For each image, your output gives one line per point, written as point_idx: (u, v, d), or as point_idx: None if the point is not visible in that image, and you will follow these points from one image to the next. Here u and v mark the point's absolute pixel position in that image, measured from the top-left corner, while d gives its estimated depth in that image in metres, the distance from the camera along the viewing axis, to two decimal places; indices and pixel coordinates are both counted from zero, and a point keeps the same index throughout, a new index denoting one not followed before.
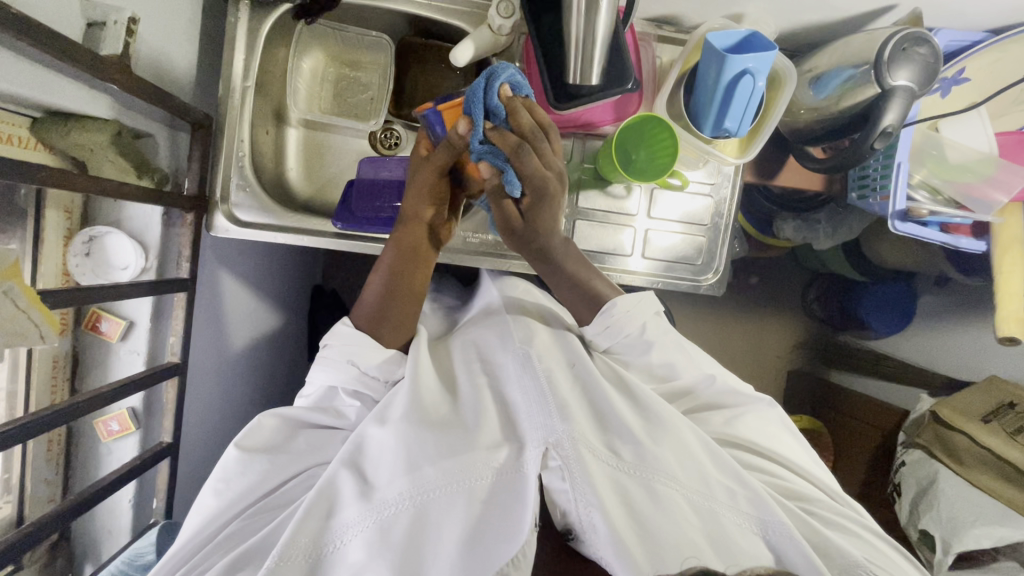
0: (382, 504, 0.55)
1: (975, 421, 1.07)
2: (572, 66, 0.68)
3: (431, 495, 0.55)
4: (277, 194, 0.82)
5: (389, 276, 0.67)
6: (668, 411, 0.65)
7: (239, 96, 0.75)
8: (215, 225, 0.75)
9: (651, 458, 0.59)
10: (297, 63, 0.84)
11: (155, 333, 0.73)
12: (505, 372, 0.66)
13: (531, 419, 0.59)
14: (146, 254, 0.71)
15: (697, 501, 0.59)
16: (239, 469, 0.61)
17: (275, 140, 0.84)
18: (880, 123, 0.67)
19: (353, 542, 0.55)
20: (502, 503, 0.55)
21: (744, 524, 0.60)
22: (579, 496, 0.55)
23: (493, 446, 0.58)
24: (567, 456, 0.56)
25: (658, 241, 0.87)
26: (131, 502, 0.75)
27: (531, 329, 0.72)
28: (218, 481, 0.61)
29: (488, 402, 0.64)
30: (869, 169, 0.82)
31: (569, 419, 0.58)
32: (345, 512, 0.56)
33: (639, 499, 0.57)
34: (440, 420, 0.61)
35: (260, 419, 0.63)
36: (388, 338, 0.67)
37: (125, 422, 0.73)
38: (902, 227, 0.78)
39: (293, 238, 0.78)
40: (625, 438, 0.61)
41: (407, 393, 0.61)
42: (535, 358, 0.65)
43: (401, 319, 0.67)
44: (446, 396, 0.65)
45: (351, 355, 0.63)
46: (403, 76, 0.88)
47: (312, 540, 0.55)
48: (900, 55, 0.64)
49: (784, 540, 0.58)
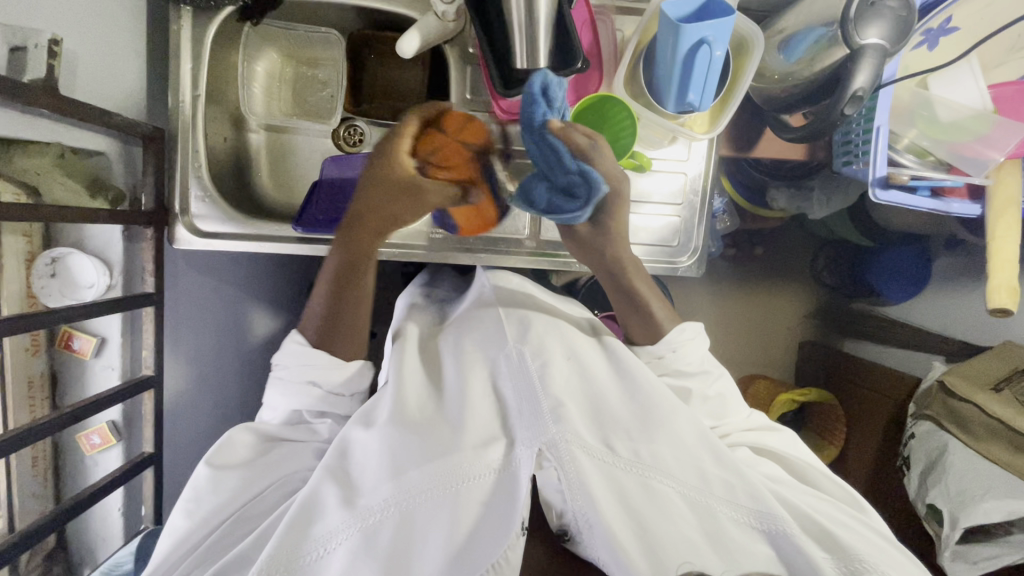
0: (367, 511, 0.56)
1: (985, 391, 1.03)
2: (518, 51, 0.65)
3: (415, 501, 0.56)
4: (241, 202, 0.82)
5: (332, 290, 0.65)
6: (661, 401, 0.62)
7: (190, 106, 0.74)
8: (177, 237, 0.75)
9: (645, 455, 0.59)
10: (251, 67, 0.83)
11: (128, 347, 0.74)
12: (496, 369, 0.66)
13: (522, 419, 0.60)
14: (110, 271, 0.71)
15: (691, 496, 0.59)
16: (211, 486, 0.62)
17: (237, 147, 0.83)
18: (848, 87, 0.61)
19: (337, 550, 0.55)
20: (500, 503, 0.57)
21: (740, 518, 0.59)
22: (573, 494, 0.57)
23: (482, 445, 0.59)
24: (561, 456, 0.56)
25: (633, 223, 0.84)
26: (120, 512, 0.77)
27: (524, 322, 0.69)
28: (189, 497, 0.62)
29: (476, 395, 0.64)
30: (852, 135, 0.77)
31: (561, 420, 0.57)
32: (329, 518, 0.57)
33: (635, 494, 0.58)
34: (424, 419, 0.62)
35: (230, 436, 0.64)
36: (343, 353, 0.66)
37: (106, 435, 0.74)
38: (884, 195, 0.71)
39: (255, 246, 0.78)
40: (619, 435, 0.60)
41: (391, 396, 0.64)
42: (528, 359, 0.64)
43: (352, 333, 0.67)
44: (434, 396, 0.66)
45: (309, 374, 0.64)
46: (360, 71, 0.86)
47: (292, 549, 0.55)
48: (868, 11, 0.59)
49: (780, 534, 0.58)
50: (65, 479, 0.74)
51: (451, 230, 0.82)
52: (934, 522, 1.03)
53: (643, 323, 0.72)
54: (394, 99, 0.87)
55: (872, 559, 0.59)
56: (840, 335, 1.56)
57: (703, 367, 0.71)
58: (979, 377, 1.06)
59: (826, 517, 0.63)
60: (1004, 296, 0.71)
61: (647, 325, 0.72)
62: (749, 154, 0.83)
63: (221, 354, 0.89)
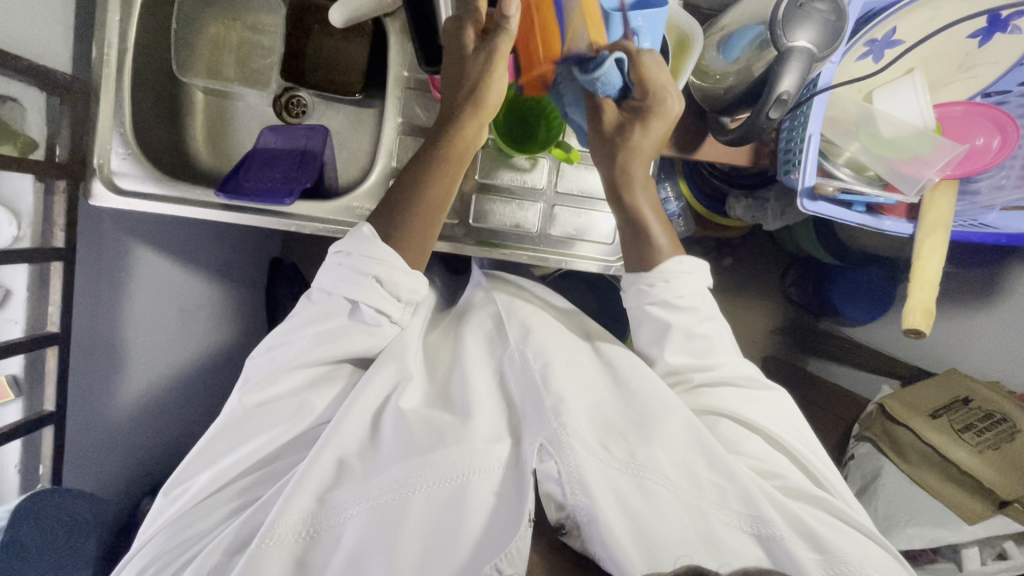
0: (378, 490, 0.57)
1: (921, 416, 1.02)
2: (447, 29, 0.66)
3: (420, 485, 0.57)
4: (170, 164, 0.80)
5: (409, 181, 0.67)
6: (656, 406, 0.66)
7: (115, 61, 0.72)
8: (93, 193, 0.73)
9: (642, 456, 0.60)
10: (190, 28, 0.82)
11: (35, 301, 0.72)
12: (501, 372, 0.71)
13: (529, 420, 0.62)
14: (19, 221, 0.68)
15: (686, 498, 0.59)
16: (239, 439, 0.64)
17: (170, 107, 0.82)
18: (774, 88, 0.59)
19: (349, 524, 0.57)
20: (508, 494, 0.58)
21: (732, 522, 0.58)
22: (571, 489, 0.56)
23: (491, 441, 0.61)
24: (562, 452, 0.57)
25: (566, 218, 0.82)
26: (15, 470, 0.74)
27: (527, 331, 0.73)
28: (224, 431, 0.63)
29: (475, 395, 0.66)
30: (794, 142, 0.75)
31: (562, 416, 0.60)
32: (343, 492, 0.59)
33: (632, 495, 0.57)
34: (429, 415, 0.64)
35: (270, 370, 0.63)
36: (408, 254, 0.65)
37: (5, 389, 0.72)
38: (811, 206, 0.68)
39: (174, 209, 0.76)
40: (617, 438, 0.62)
41: (400, 389, 0.66)
42: (531, 363, 0.68)
43: (417, 228, 0.65)
44: (437, 396, 0.68)
45: (373, 268, 0.62)
46: (305, 39, 0.84)
47: (298, 521, 0.57)
48: (797, 13, 0.57)
49: (772, 538, 0.57)
50: None
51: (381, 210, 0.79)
52: None
53: (638, 248, 0.70)
54: (336, 74, 0.84)
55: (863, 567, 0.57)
56: (804, 353, 1.55)
57: (696, 305, 0.69)
58: (920, 402, 1.05)
59: (815, 520, 0.62)
60: (916, 316, 0.72)
61: (634, 248, 0.71)
62: (693, 154, 0.80)
63: (166, 318, 0.90)
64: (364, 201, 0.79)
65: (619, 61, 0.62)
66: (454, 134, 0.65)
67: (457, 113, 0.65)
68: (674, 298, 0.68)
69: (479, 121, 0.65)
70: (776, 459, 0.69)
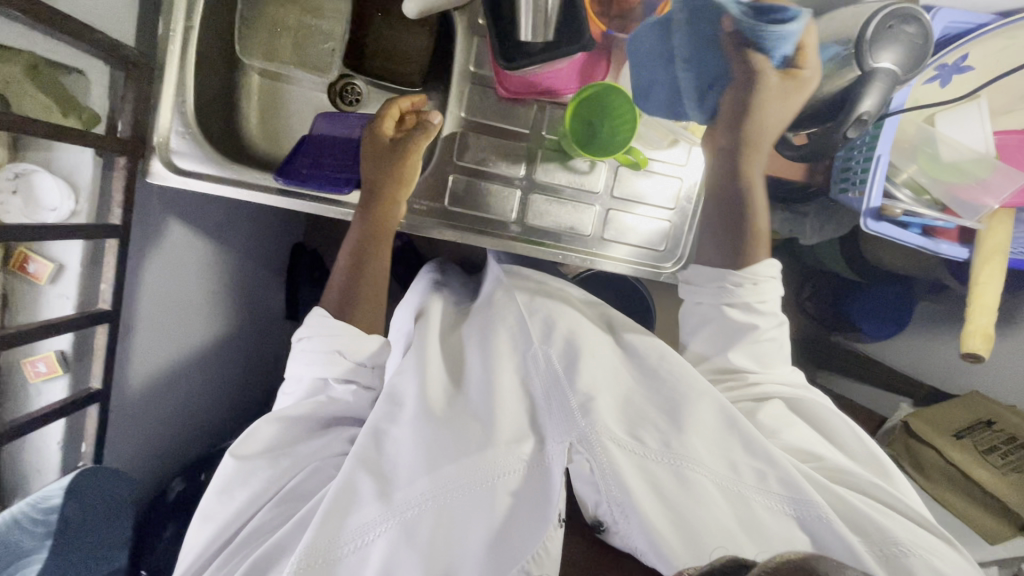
0: (403, 505, 0.56)
1: (946, 437, 1.03)
2: (524, 26, 0.63)
3: (451, 495, 0.56)
4: (224, 144, 0.79)
5: (350, 268, 0.73)
6: (685, 394, 0.65)
7: (181, 36, 0.71)
8: (151, 172, 0.72)
9: (676, 446, 0.59)
10: (252, 6, 0.80)
11: (87, 278, 0.71)
12: (522, 366, 0.68)
13: (552, 417, 0.61)
14: (76, 196, 0.68)
15: (725, 485, 0.59)
16: (244, 475, 0.64)
17: (226, 87, 0.80)
18: (855, 109, 0.60)
19: (378, 541, 0.55)
20: (534, 497, 0.57)
21: (774, 505, 0.58)
22: (606, 487, 0.56)
23: (515, 440, 0.60)
24: (592, 449, 0.57)
25: (619, 222, 0.82)
26: (59, 445, 0.73)
27: (549, 325, 0.72)
28: (221, 490, 0.64)
29: (503, 389, 0.65)
30: (853, 160, 0.76)
31: (591, 414, 0.59)
32: (363, 511, 0.57)
33: (669, 486, 0.57)
34: (455, 414, 0.64)
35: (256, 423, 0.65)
36: (360, 317, 0.71)
37: (53, 364, 0.71)
38: (875, 227, 0.69)
39: (231, 191, 0.75)
40: (648, 429, 0.61)
41: (420, 381, 0.66)
42: (554, 360, 0.67)
43: (369, 292, 0.72)
44: (459, 391, 0.68)
45: (336, 341, 0.67)
46: (364, 28, 0.83)
47: (329, 541, 0.55)
48: (885, 34, 0.57)
49: (815, 519, 0.56)
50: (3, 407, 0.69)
51: (437, 203, 0.79)
52: None
53: (729, 248, 0.75)
54: (396, 64, 0.84)
55: (914, 544, 0.57)
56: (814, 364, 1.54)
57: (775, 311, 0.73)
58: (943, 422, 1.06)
59: (863, 502, 0.60)
60: (976, 341, 0.73)
61: (718, 247, 0.75)
62: None
63: (196, 302, 0.89)
64: (416, 194, 0.79)
65: (800, 18, 0.59)
66: (377, 213, 0.73)
67: (380, 196, 0.73)
68: (758, 303, 0.71)
69: (398, 199, 0.73)
70: (811, 440, 0.68)
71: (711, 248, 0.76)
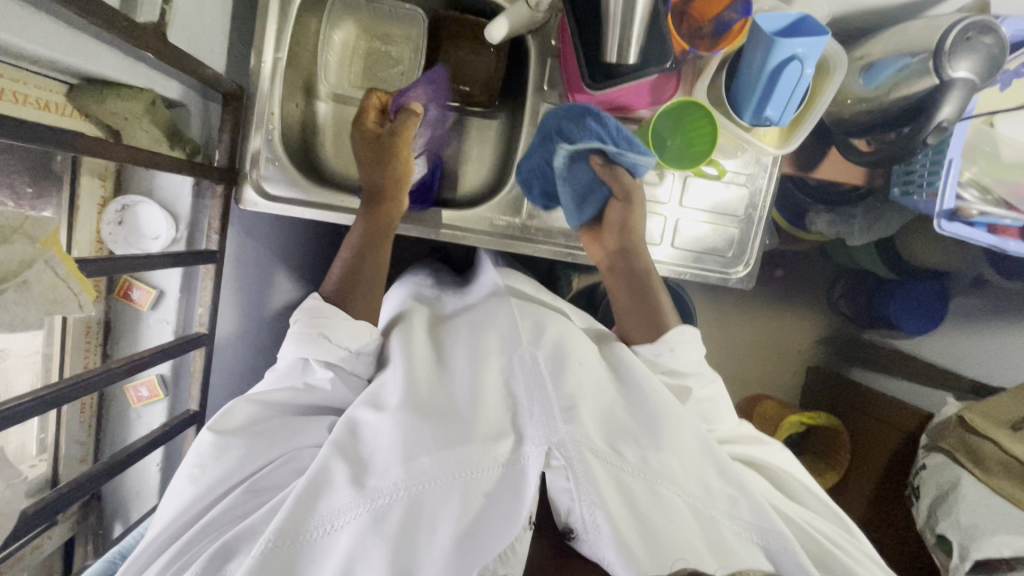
0: (376, 493, 0.52)
1: (1002, 429, 0.98)
2: (610, 44, 0.65)
3: (427, 486, 0.52)
4: (305, 168, 0.82)
5: (354, 257, 0.69)
6: (668, 411, 0.59)
7: (271, 69, 0.74)
8: (244, 198, 0.75)
9: (654, 463, 0.55)
10: (330, 34, 0.82)
11: (184, 303, 0.73)
12: (508, 366, 0.61)
13: (532, 417, 0.56)
14: (176, 224, 0.70)
15: (697, 507, 0.55)
16: (215, 454, 0.58)
17: (305, 114, 0.83)
18: (935, 116, 0.64)
19: (344, 528, 0.51)
20: (501, 498, 0.53)
21: (743, 533, 0.56)
22: (581, 496, 0.52)
23: (493, 438, 0.55)
24: (570, 457, 0.52)
25: (687, 230, 0.84)
26: (158, 467, 0.76)
27: (539, 324, 0.66)
28: (193, 469, 0.58)
29: (486, 387, 0.59)
30: (915, 165, 0.80)
31: (573, 420, 0.54)
32: (336, 496, 0.53)
33: (642, 498, 0.53)
34: (436, 404, 0.58)
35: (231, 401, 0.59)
36: (363, 308, 0.66)
37: (154, 388, 0.74)
38: (947, 227, 0.75)
39: (320, 214, 0.78)
40: (627, 440, 0.56)
41: (403, 378, 0.59)
42: (541, 360, 0.60)
43: (371, 283, 0.68)
44: (442, 380, 0.62)
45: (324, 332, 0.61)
46: (435, 54, 0.85)
47: (301, 523, 0.52)
48: (963, 45, 0.61)
49: (783, 548, 0.54)
50: (107, 428, 0.74)
51: (515, 219, 0.82)
52: (941, 552, 0.97)
53: (643, 315, 0.71)
54: (462, 84, 0.86)
55: None
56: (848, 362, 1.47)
57: (699, 370, 0.69)
58: (995, 414, 1.00)
59: (826, 537, 0.60)
60: None
61: (645, 316, 0.71)
62: (811, 173, 0.85)
63: (268, 323, 0.91)
64: (498, 211, 0.82)
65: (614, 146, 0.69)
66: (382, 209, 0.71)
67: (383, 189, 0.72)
68: (682, 366, 0.68)
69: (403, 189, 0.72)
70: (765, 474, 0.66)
71: (629, 322, 0.72)
